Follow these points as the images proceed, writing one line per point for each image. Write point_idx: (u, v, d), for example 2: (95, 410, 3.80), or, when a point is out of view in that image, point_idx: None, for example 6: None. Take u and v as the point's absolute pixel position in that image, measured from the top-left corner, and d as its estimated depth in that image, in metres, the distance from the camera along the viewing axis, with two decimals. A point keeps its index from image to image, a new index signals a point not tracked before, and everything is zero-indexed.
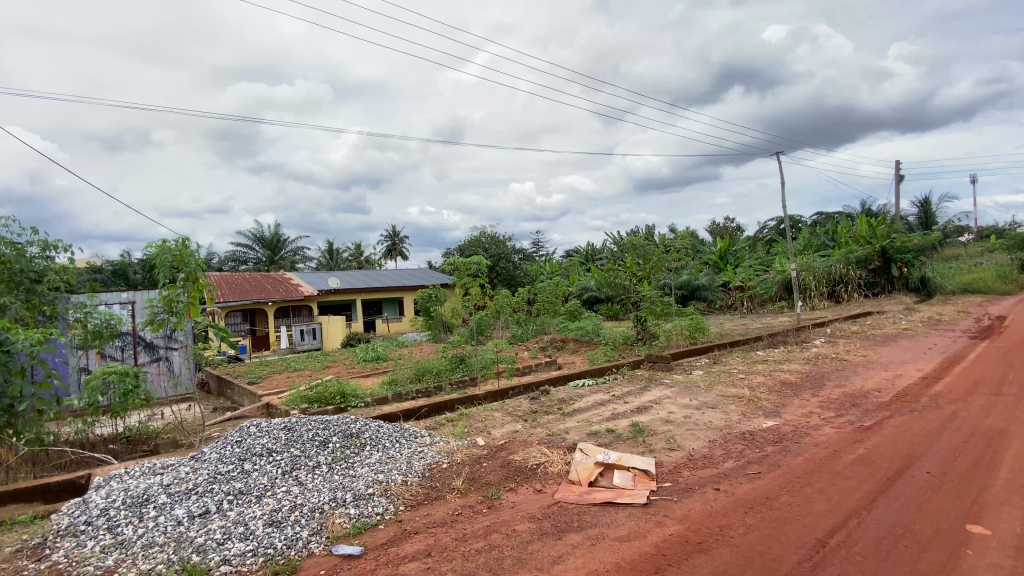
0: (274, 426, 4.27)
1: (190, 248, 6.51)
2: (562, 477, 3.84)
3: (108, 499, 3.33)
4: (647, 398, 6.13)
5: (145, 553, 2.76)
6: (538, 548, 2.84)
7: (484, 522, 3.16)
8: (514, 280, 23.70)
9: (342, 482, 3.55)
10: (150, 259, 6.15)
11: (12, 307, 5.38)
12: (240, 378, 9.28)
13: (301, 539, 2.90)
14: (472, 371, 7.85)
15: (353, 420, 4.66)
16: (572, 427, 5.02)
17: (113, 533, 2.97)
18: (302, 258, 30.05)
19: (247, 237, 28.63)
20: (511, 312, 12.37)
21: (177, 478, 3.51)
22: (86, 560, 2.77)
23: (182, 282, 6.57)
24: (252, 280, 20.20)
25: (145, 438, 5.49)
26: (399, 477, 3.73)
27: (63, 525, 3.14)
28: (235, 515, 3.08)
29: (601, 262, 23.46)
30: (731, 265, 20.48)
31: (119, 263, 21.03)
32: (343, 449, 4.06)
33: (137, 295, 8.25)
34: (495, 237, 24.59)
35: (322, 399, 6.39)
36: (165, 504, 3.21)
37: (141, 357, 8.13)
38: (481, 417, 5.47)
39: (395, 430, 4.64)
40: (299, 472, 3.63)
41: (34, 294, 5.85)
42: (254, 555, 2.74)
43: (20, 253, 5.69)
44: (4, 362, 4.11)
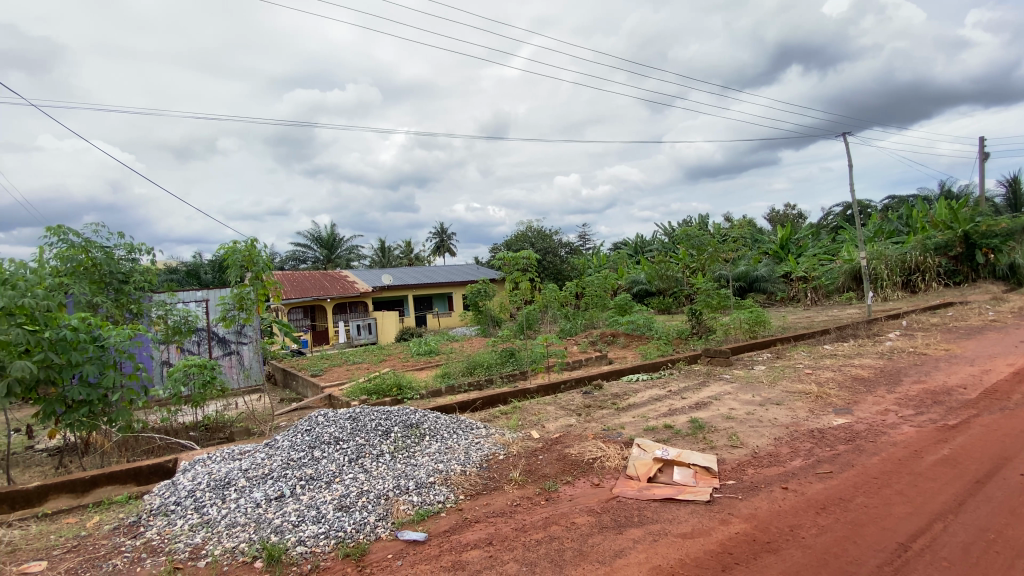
0: (340, 416, 4.48)
1: (257, 249, 6.90)
2: (619, 471, 3.80)
3: (194, 481, 3.61)
4: (706, 394, 5.94)
5: (229, 533, 2.97)
6: (598, 541, 2.83)
7: (543, 514, 3.18)
8: (562, 274, 23.56)
9: (404, 471, 3.67)
10: (222, 259, 6.58)
11: (103, 304, 5.89)
12: (304, 371, 9.77)
13: (369, 524, 3.02)
14: (522, 365, 7.89)
15: (413, 410, 4.81)
16: (628, 423, 4.94)
17: (200, 513, 3.21)
18: (356, 256, 31.22)
19: (305, 237, 30.07)
20: (560, 307, 12.32)
21: (254, 464, 3.75)
22: (177, 537, 3.01)
23: (251, 281, 6.99)
24: (311, 278, 21.17)
25: (222, 426, 5.82)
26: (458, 467, 3.81)
27: (155, 504, 3.43)
28: (308, 499, 3.26)
29: (650, 254, 22.90)
30: (793, 254, 19.45)
31: (192, 264, 22.65)
32: (404, 438, 4.20)
33: (211, 294, 8.84)
34: (542, 231, 24.52)
35: (380, 391, 6.62)
36: (244, 487, 3.43)
37: (215, 350, 8.73)
38: (534, 411, 5.49)
39: (453, 421, 4.74)
40: (364, 460, 3.79)
41: (122, 293, 6.41)
42: (326, 537, 2.89)
43: (109, 256, 6.26)
44: (99, 355, 4.57)
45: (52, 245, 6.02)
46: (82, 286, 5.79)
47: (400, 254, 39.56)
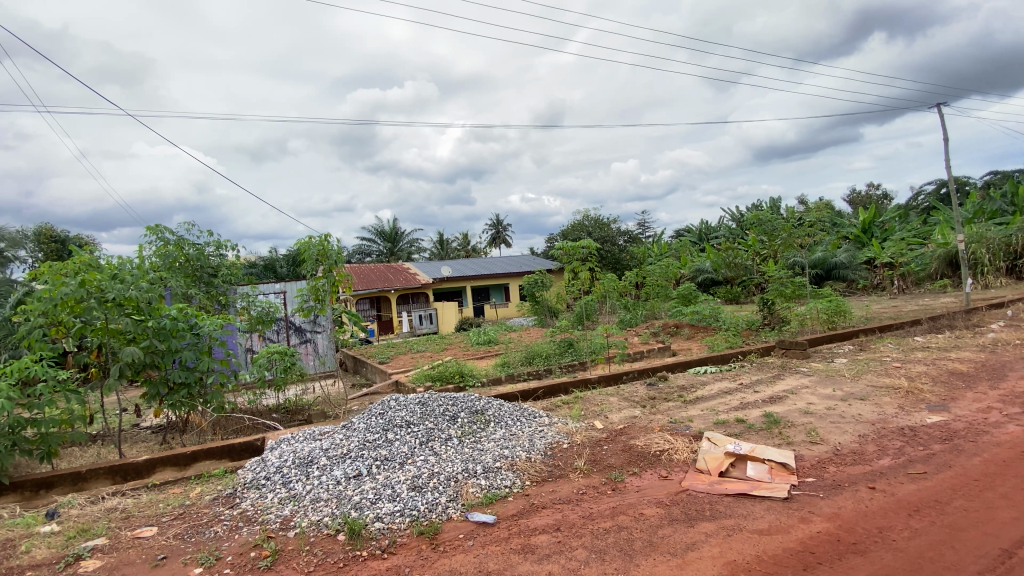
0: (409, 401, 4.68)
1: (330, 243, 7.29)
2: (688, 465, 3.71)
3: (280, 459, 3.90)
4: (780, 388, 5.65)
5: (314, 506, 3.19)
6: (669, 533, 2.79)
7: (610, 503, 3.17)
8: (621, 264, 23.11)
9: (472, 455, 3.78)
10: (299, 253, 7.03)
11: (196, 295, 6.46)
12: (373, 359, 10.25)
13: (440, 504, 3.14)
14: (581, 355, 7.85)
15: (478, 397, 4.93)
16: (696, 416, 4.80)
17: (288, 488, 3.48)
18: (417, 248, 32.19)
19: (369, 232, 31.36)
20: (619, 298, 12.10)
21: (334, 444, 3.99)
22: (269, 509, 3.28)
23: (325, 273, 7.41)
24: (376, 270, 22.07)
25: (301, 409, 6.22)
26: (524, 453, 3.87)
27: (249, 479, 3.74)
28: (383, 478, 3.44)
29: (716, 242, 21.93)
30: (877, 238, 17.92)
31: (269, 259, 24.31)
32: (470, 424, 4.32)
33: (288, 286, 9.46)
34: (600, 220, 24.12)
35: (443, 378, 6.82)
36: (325, 465, 3.67)
37: (292, 338, 9.33)
38: (597, 401, 5.46)
39: (516, 409, 4.81)
40: (434, 443, 3.94)
41: (212, 286, 7.00)
42: (402, 515, 3.04)
43: (200, 252, 6.84)
44: (196, 342, 5.05)
45: (153, 244, 6.67)
46: (179, 279, 6.37)
47: (458, 246, 40.27)
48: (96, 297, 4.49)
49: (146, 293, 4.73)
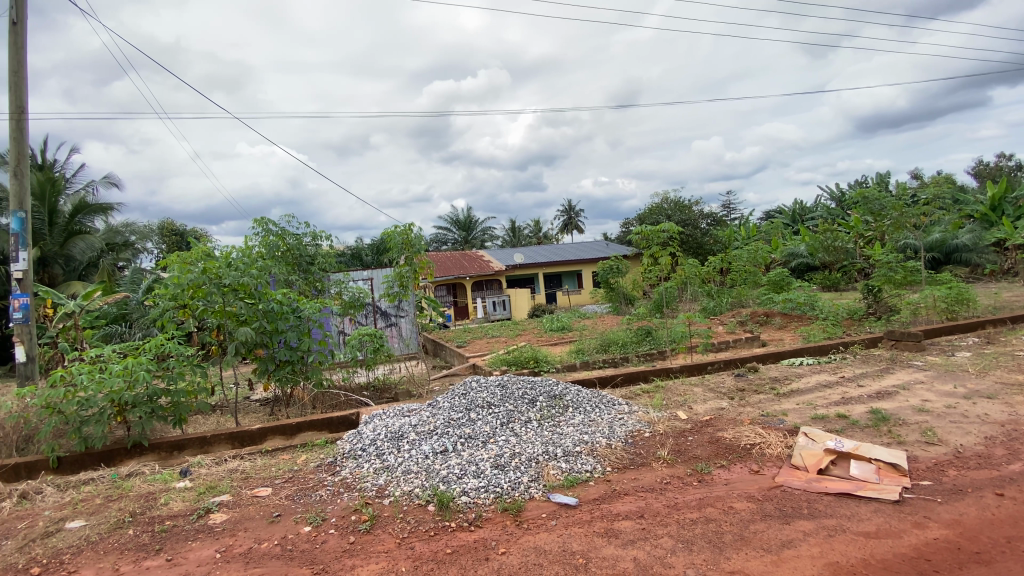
0: (490, 383, 4.83)
1: (413, 232, 7.63)
2: (782, 460, 3.51)
3: (374, 432, 4.19)
4: (888, 382, 5.15)
5: (406, 477, 3.41)
6: (761, 529, 2.67)
7: (696, 494, 3.09)
8: (703, 248, 22.06)
9: (551, 438, 3.83)
10: (385, 242, 7.43)
11: (295, 281, 7.04)
12: (451, 343, 10.64)
13: (523, 483, 3.23)
14: (660, 344, 7.63)
15: (556, 382, 4.98)
16: (790, 410, 4.50)
17: (381, 459, 3.73)
18: (490, 236, 32.77)
19: (444, 221, 32.32)
20: (702, 284, 11.56)
21: (421, 420, 4.22)
22: (365, 478, 3.54)
23: (408, 260, 7.77)
24: (452, 258, 22.76)
25: (388, 388, 6.62)
26: (604, 439, 3.86)
27: (347, 449, 4.06)
28: (468, 455, 3.59)
29: (811, 224, 20.24)
30: (1011, 217, 15.62)
31: (355, 248, 25.88)
32: (549, 407, 4.38)
33: (374, 273, 10.04)
34: (680, 202, 23.16)
35: (518, 362, 6.92)
36: (414, 440, 3.90)
37: (379, 322, 9.92)
38: (680, 391, 5.29)
39: (595, 395, 4.80)
40: (514, 424, 4.04)
41: (310, 272, 7.59)
42: (487, 491, 3.15)
43: (299, 242, 7.46)
44: (298, 323, 5.53)
45: (259, 235, 7.32)
46: (282, 267, 6.99)
47: (530, 233, 40.50)
48: (215, 283, 5.06)
49: (257, 280, 5.24)
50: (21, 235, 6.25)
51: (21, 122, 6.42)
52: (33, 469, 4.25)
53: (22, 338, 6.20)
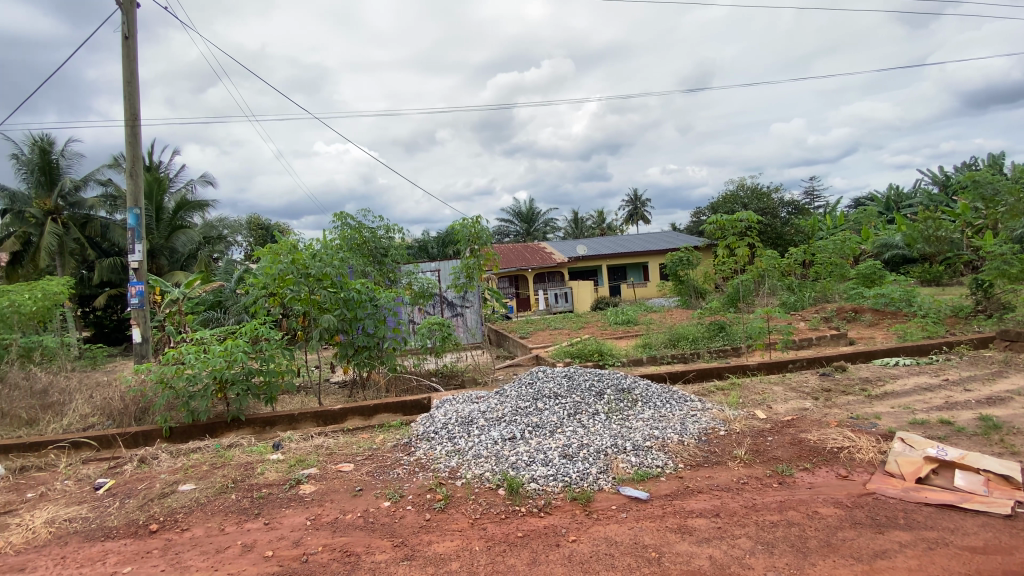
0: (557, 373, 4.86)
1: (481, 225, 7.76)
2: (874, 467, 3.26)
3: (445, 417, 4.36)
4: (1003, 387, 4.62)
5: (476, 461, 3.52)
6: (850, 537, 2.50)
7: (776, 496, 2.94)
8: (782, 239, 20.75)
9: (620, 431, 3.79)
10: (454, 234, 7.63)
11: (370, 272, 7.44)
12: (515, 334, 10.76)
13: (591, 474, 3.22)
14: (734, 340, 7.31)
15: (625, 376, 4.92)
16: (884, 413, 4.16)
17: (453, 442, 3.88)
18: (552, 228, 32.68)
19: (507, 212, 32.57)
20: (782, 278, 10.90)
21: (490, 408, 4.34)
22: (438, 459, 3.69)
23: (475, 252, 7.93)
24: (514, 249, 22.90)
25: (455, 374, 6.83)
26: (675, 436, 3.76)
27: (420, 431, 4.25)
28: (536, 443, 3.64)
29: (909, 212, 18.45)
30: None
31: (422, 241, 26.74)
32: (617, 401, 4.34)
33: (442, 264, 10.36)
34: (757, 190, 21.92)
35: (582, 355, 6.88)
36: (484, 426, 4.01)
37: (446, 312, 10.22)
38: (757, 390, 5.04)
39: (666, 391, 4.68)
40: (582, 416, 4.04)
41: (383, 264, 7.96)
42: (556, 480, 3.18)
43: (374, 234, 7.84)
44: (374, 311, 5.84)
45: (337, 228, 7.76)
46: (359, 259, 7.41)
47: (593, 224, 39.99)
48: (302, 273, 5.44)
49: (338, 270, 5.60)
50: (136, 229, 7.03)
51: (134, 127, 7.18)
52: (150, 437, 4.79)
53: (139, 321, 6.98)
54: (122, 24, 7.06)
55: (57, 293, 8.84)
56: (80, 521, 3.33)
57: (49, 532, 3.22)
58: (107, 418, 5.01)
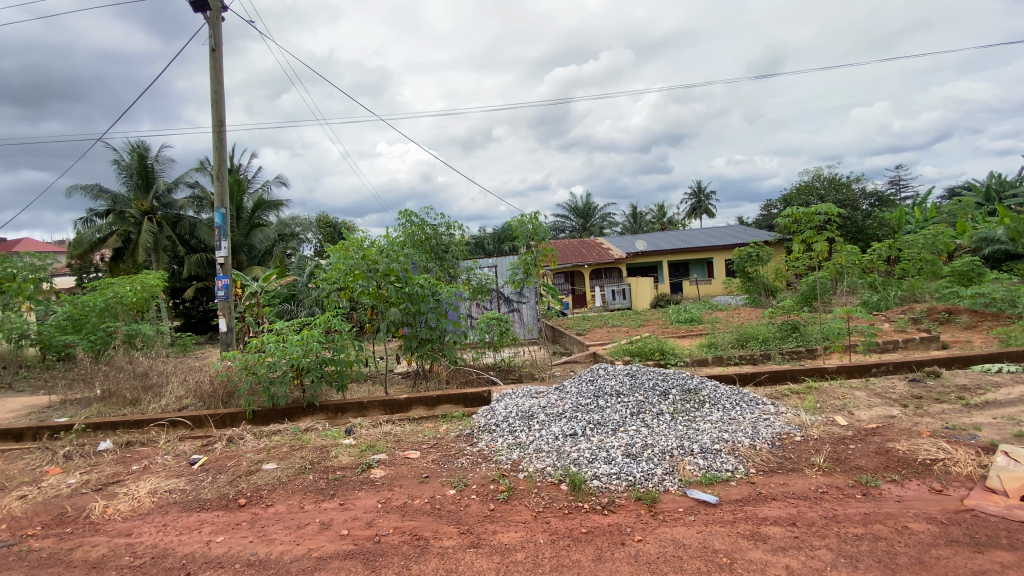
0: (619, 371, 4.80)
1: (539, 221, 7.77)
2: (973, 481, 2.98)
3: (506, 410, 4.43)
4: None
5: (538, 455, 3.55)
6: (945, 555, 2.30)
7: (860, 508, 2.76)
8: (863, 233, 19.34)
9: (687, 433, 3.68)
10: (513, 231, 7.68)
11: (432, 268, 7.65)
12: (571, 330, 10.74)
13: (656, 475, 3.16)
14: (809, 342, 6.90)
15: (691, 376, 4.78)
16: (984, 424, 3.78)
17: (514, 436, 3.93)
18: (609, 223, 32.21)
19: (564, 208, 32.38)
20: (863, 275, 10.18)
21: (550, 403, 4.36)
22: (499, 451, 3.76)
23: (534, 248, 7.95)
24: (570, 245, 22.72)
25: (513, 368, 6.90)
26: (746, 440, 3.60)
27: (482, 423, 4.35)
28: (598, 441, 3.61)
29: (1014, 202, 16.63)
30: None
31: (478, 237, 27.16)
32: (683, 401, 4.22)
33: (499, 261, 10.49)
34: (835, 180, 20.57)
35: (643, 353, 6.72)
36: (544, 421, 4.04)
37: (503, 307, 10.37)
38: (837, 394, 4.73)
39: (736, 393, 4.50)
40: (646, 415, 3.96)
41: (444, 259, 8.17)
42: (619, 478, 3.14)
43: (436, 231, 8.06)
44: (436, 306, 6.02)
45: (401, 225, 8.03)
46: (423, 255, 7.66)
47: (653, 219, 39.01)
48: (372, 269, 5.69)
49: (402, 266, 5.81)
50: (223, 228, 7.62)
51: (221, 133, 7.79)
52: (236, 418, 5.20)
53: (225, 312, 7.58)
54: (210, 37, 7.65)
55: (153, 286, 9.75)
56: (178, 493, 3.68)
57: (153, 501, 3.58)
58: (199, 399, 5.49)
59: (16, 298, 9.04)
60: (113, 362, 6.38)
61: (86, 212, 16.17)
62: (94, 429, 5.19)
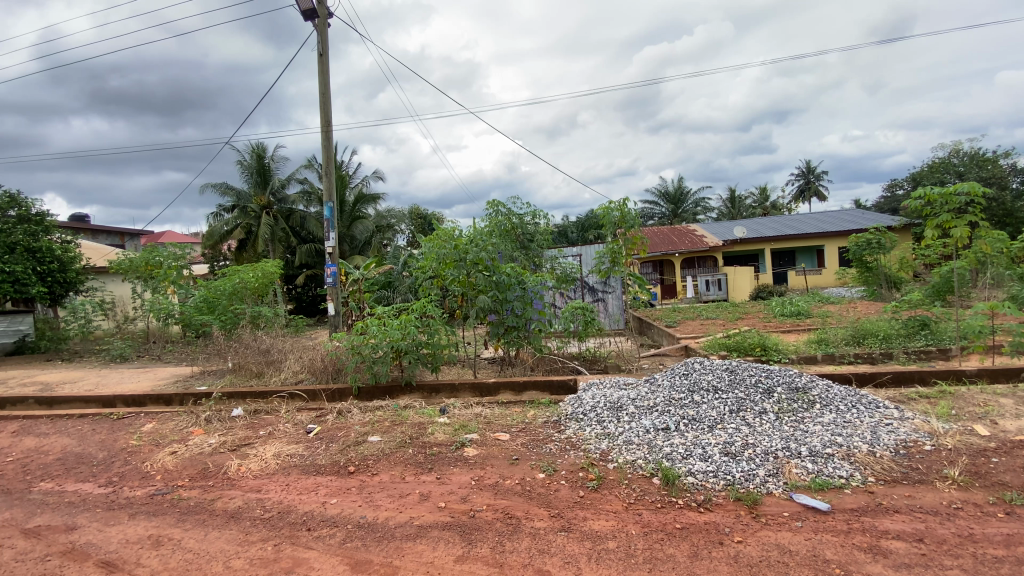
0: (716, 366, 4.58)
1: (628, 208, 7.56)
2: None
3: (593, 400, 4.43)
4: None
5: (628, 447, 3.51)
6: None
7: (1002, 528, 2.41)
8: (1015, 216, 16.62)
9: (793, 434, 3.43)
10: (600, 219, 7.56)
11: (517, 257, 7.76)
12: (661, 322, 10.39)
13: (758, 476, 2.98)
14: (942, 342, 6.10)
15: (798, 374, 4.43)
16: None
17: (603, 426, 3.91)
18: (703, 209, 30.51)
19: (653, 194, 31.15)
20: (1014, 266, 8.76)
21: (640, 396, 4.27)
22: (588, 440, 3.76)
23: (622, 237, 7.77)
24: (660, 233, 21.84)
25: (598, 359, 6.83)
26: (865, 445, 3.28)
27: (569, 412, 4.37)
28: (693, 437, 3.48)
29: None
30: None
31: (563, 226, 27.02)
32: (789, 401, 3.93)
33: (584, 250, 10.39)
34: (979, 155, 17.91)
35: (741, 348, 6.33)
36: (634, 414, 3.96)
37: (587, 297, 10.27)
38: (978, 401, 4.14)
39: (851, 394, 4.10)
40: (746, 414, 3.74)
41: (529, 249, 8.28)
42: (716, 477, 3.01)
43: (522, 221, 8.24)
44: (522, 294, 6.12)
45: (489, 215, 8.22)
46: (511, 245, 7.82)
47: (753, 204, 36.37)
48: (462, 258, 5.91)
49: (490, 255, 5.96)
50: (330, 220, 8.31)
51: (327, 133, 8.45)
52: (344, 393, 5.70)
53: (333, 297, 8.28)
54: (317, 43, 8.29)
55: (271, 273, 10.88)
56: (297, 457, 4.12)
57: (277, 463, 4.05)
58: (312, 374, 6.08)
59: (163, 282, 10.48)
60: (241, 340, 7.24)
61: (217, 208, 18.36)
62: (228, 397, 5.95)
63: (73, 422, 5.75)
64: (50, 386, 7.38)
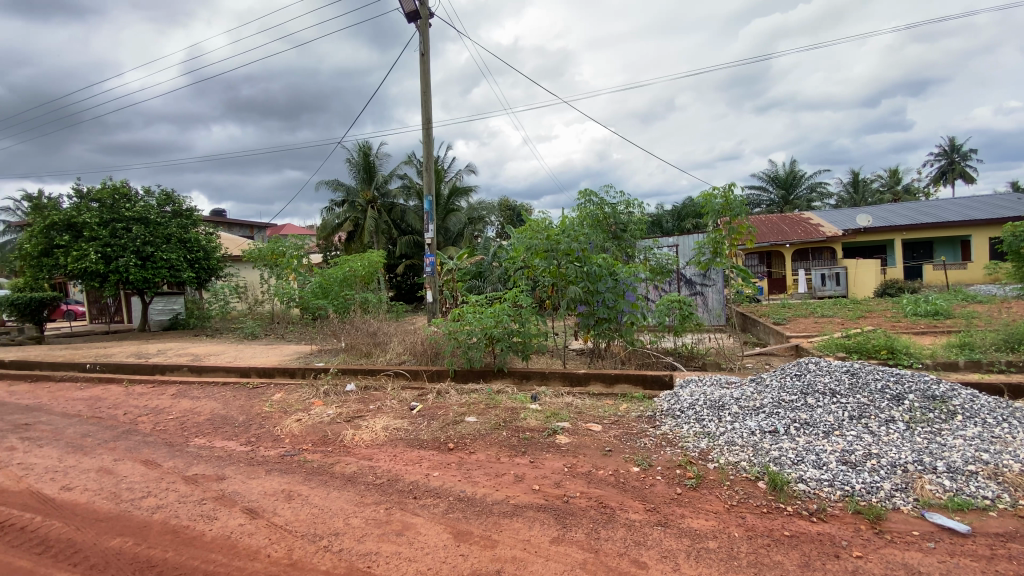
0: (835, 368, 4.20)
1: (733, 195, 7.07)
2: None
3: (692, 397, 4.27)
4: None
5: (730, 448, 3.36)
6: None
7: None
8: None
9: (927, 447, 3.06)
10: (700, 207, 7.17)
11: (610, 248, 7.64)
12: (767, 318, 9.73)
13: (883, 489, 2.71)
14: None
15: (935, 380, 3.92)
16: None
17: (702, 424, 3.78)
18: (819, 195, 27.65)
19: (761, 180, 28.79)
20: None
21: (744, 395, 4.05)
22: (685, 438, 3.65)
23: (725, 226, 7.30)
24: (767, 222, 20.20)
25: (695, 356, 6.56)
26: (1020, 465, 2.84)
27: (665, 408, 4.27)
28: (805, 442, 3.24)
29: None
30: None
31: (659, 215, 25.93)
32: (924, 410, 3.50)
33: (681, 240, 9.95)
34: None
35: (862, 351, 5.71)
36: (737, 414, 3.77)
37: (683, 290, 9.89)
38: None
39: (1003, 406, 3.55)
40: (869, 421, 3.40)
41: (622, 239, 8.10)
42: (832, 486, 2.79)
43: (616, 210, 8.05)
44: (614, 285, 6.04)
45: (582, 205, 8.16)
46: (603, 235, 7.72)
47: (881, 187, 32.25)
48: (555, 248, 5.96)
49: (581, 246, 5.94)
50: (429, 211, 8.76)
51: (428, 130, 8.90)
52: (442, 375, 6.03)
53: (431, 285, 8.76)
54: (419, 44, 8.73)
55: (376, 262, 11.74)
56: (403, 431, 4.46)
57: (385, 435, 4.42)
58: (413, 357, 6.51)
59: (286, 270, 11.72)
60: (351, 322, 7.93)
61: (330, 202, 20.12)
62: (342, 374, 6.57)
63: (219, 389, 6.71)
64: (199, 357, 8.65)
